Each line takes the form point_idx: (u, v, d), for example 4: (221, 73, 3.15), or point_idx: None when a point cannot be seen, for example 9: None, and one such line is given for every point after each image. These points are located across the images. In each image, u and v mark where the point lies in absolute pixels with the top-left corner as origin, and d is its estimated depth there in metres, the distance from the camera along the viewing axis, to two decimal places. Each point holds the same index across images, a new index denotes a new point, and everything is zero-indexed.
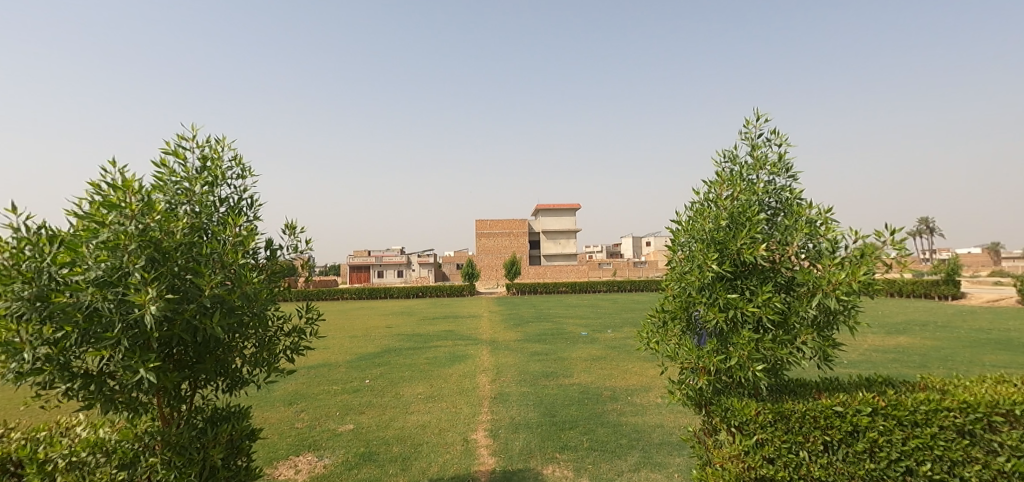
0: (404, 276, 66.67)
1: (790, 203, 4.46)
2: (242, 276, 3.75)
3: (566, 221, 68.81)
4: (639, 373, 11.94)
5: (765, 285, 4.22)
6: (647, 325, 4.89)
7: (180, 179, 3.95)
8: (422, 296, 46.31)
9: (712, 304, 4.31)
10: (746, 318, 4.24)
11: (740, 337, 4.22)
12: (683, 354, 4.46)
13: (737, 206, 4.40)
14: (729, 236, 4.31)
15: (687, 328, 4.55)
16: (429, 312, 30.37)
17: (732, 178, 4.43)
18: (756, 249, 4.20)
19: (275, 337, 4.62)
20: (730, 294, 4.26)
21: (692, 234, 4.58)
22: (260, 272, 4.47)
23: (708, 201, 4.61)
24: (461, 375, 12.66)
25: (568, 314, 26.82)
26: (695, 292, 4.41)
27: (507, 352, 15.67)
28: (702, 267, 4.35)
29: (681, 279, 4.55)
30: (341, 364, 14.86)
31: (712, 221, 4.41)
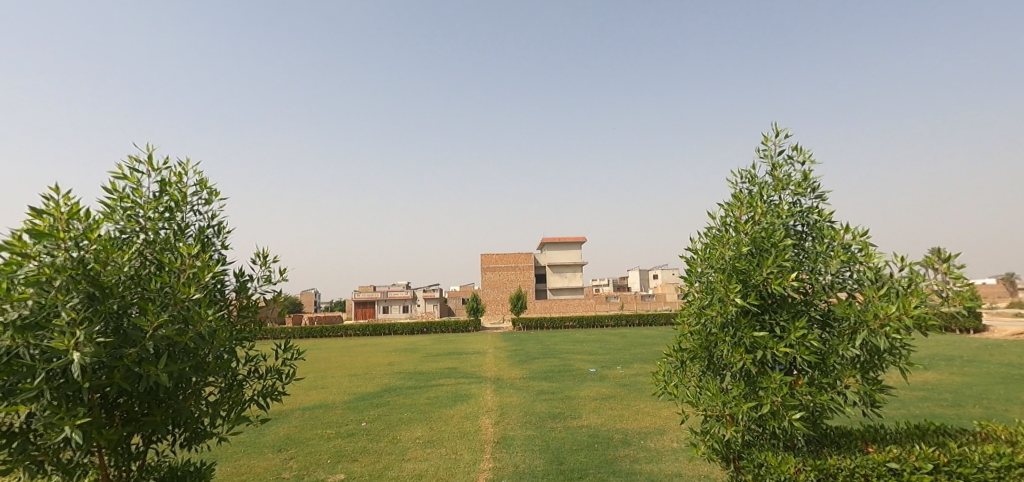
0: (409, 312, 65.97)
1: (820, 226, 3.85)
2: (195, 315, 3.25)
3: (572, 254, 68.29)
4: (651, 414, 11.26)
5: (799, 321, 3.55)
6: (663, 366, 4.32)
7: (130, 204, 3.60)
8: (426, 332, 45.56)
9: (737, 344, 3.64)
10: (777, 358, 3.59)
11: (772, 380, 3.60)
12: (707, 400, 3.82)
13: (761, 230, 3.72)
14: (753, 265, 3.63)
15: (712, 370, 3.90)
16: (433, 348, 29.67)
17: (753, 197, 3.76)
18: (790, 278, 3.49)
19: (242, 382, 4.10)
20: (758, 331, 3.58)
21: (712, 262, 3.85)
22: (226, 307, 4.03)
23: (725, 225, 3.92)
24: (463, 417, 11.97)
25: (577, 349, 26.07)
26: (717, 329, 3.72)
27: (512, 391, 14.96)
28: (723, 300, 3.65)
29: (699, 313, 3.89)
30: (338, 405, 14.20)
31: (732, 248, 3.73)
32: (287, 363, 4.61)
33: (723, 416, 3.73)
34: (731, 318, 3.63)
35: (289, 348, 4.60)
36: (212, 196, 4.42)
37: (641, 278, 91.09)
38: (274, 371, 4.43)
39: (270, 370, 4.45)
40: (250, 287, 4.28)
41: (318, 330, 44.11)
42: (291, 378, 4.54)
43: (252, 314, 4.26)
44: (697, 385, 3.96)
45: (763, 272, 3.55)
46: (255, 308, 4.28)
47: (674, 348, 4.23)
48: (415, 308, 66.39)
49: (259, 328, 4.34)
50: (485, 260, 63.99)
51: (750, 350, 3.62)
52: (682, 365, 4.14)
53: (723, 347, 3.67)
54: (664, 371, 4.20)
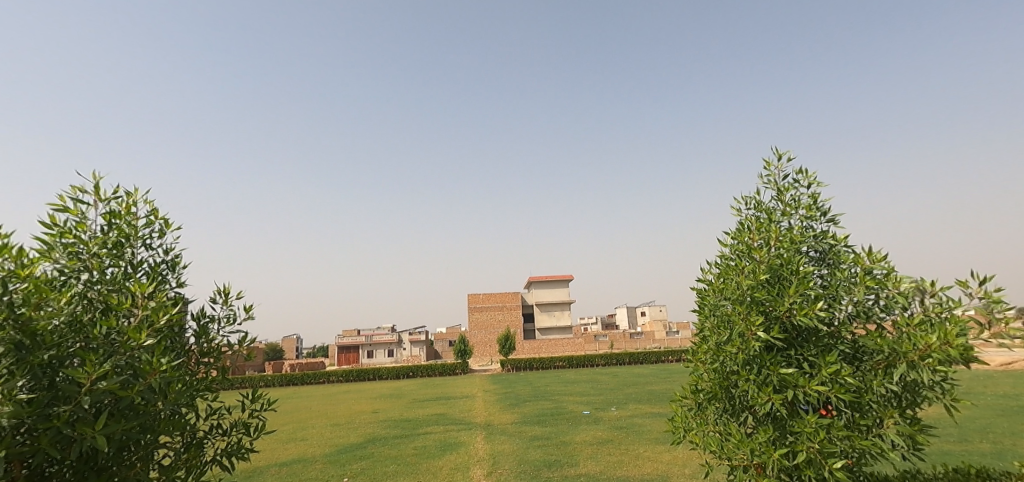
0: (394, 356, 64.47)
1: (837, 251, 3.47)
2: (146, 364, 2.73)
3: (559, 292, 67.79)
4: (652, 459, 10.71)
5: (829, 355, 3.12)
6: (679, 410, 3.85)
7: (72, 240, 3.17)
8: (412, 376, 44.37)
9: (763, 383, 3.21)
10: (809, 398, 3.13)
11: (804, 422, 3.15)
12: (731, 449, 3.36)
13: (776, 256, 3.31)
14: (774, 294, 3.23)
15: (735, 414, 3.44)
16: (420, 393, 28.66)
17: (764, 223, 3.38)
18: (817, 307, 3.08)
19: (200, 441, 3.52)
20: (786, 368, 3.15)
21: (727, 292, 3.43)
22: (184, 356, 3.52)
23: (736, 253, 3.52)
24: (452, 468, 11.26)
25: (568, 390, 25.33)
26: (738, 367, 3.28)
27: (504, 437, 14.24)
28: (744, 335, 3.22)
29: (715, 350, 3.46)
30: (319, 459, 13.37)
31: (750, 276, 3.32)
32: (255, 416, 4.00)
33: (751, 466, 3.28)
34: (754, 354, 3.20)
35: (258, 398, 4.00)
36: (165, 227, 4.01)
37: (629, 316, 90.58)
38: (241, 426, 3.83)
39: (237, 425, 3.84)
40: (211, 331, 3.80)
41: (300, 377, 42.71)
42: (260, 434, 3.93)
43: (214, 360, 3.76)
44: (718, 430, 3.52)
45: (785, 302, 3.14)
46: (217, 354, 3.78)
47: (689, 389, 3.79)
48: (400, 352, 64.90)
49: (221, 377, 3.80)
50: (472, 301, 63.28)
51: (778, 391, 3.19)
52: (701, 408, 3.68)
53: (746, 387, 3.24)
54: (681, 417, 3.74)
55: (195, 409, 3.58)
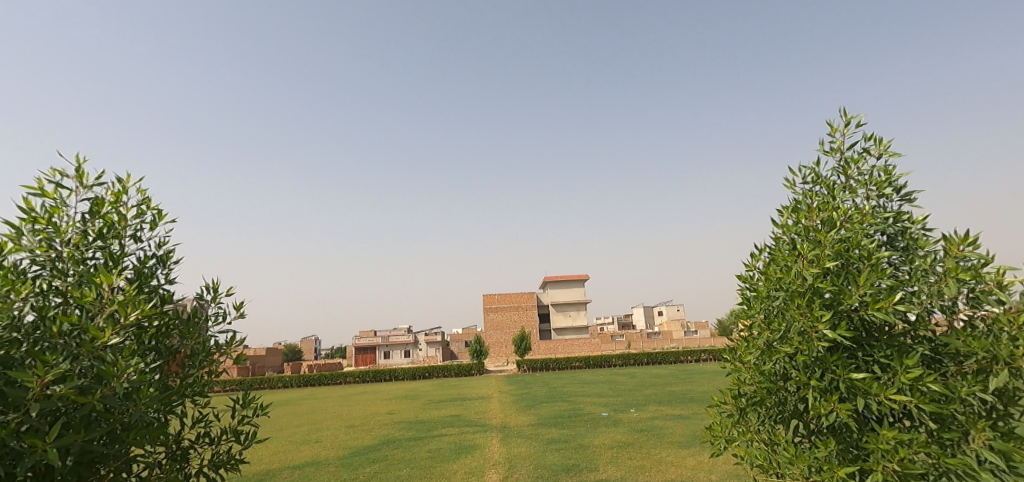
0: (410, 356, 64.36)
1: (913, 234, 2.86)
2: (107, 367, 2.33)
3: (576, 292, 67.19)
4: (675, 463, 10.25)
5: (909, 356, 2.53)
6: (720, 417, 3.38)
7: (44, 225, 2.80)
8: (428, 377, 44.21)
9: (827, 390, 2.66)
10: (883, 408, 2.55)
11: (875, 436, 2.57)
12: (783, 463, 2.84)
13: (842, 239, 2.73)
14: (841, 282, 2.66)
15: (788, 422, 2.96)
16: (436, 394, 28.38)
17: (828, 200, 2.82)
18: (896, 301, 2.51)
19: (184, 452, 3.13)
20: (855, 372, 2.58)
21: (781, 282, 2.89)
22: (166, 358, 3.12)
23: (791, 236, 2.98)
24: (467, 472, 10.88)
25: (586, 391, 24.84)
26: (796, 370, 2.73)
27: (520, 440, 13.86)
28: (805, 332, 2.68)
29: (764, 350, 2.96)
30: (332, 461, 13.09)
31: (812, 262, 2.74)
32: (246, 422, 3.60)
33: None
34: (816, 356, 2.65)
35: (250, 402, 3.62)
36: (157, 219, 3.67)
37: (647, 316, 89.65)
38: (231, 434, 3.44)
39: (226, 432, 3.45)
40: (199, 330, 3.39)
41: (316, 378, 42.76)
42: (252, 441, 3.54)
43: (202, 362, 3.36)
44: (766, 440, 3.06)
45: (855, 294, 2.57)
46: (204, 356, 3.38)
47: (731, 393, 3.33)
48: (416, 353, 64.80)
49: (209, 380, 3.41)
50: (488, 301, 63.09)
51: (844, 398, 2.63)
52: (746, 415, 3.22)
53: (804, 393, 2.69)
54: (723, 424, 3.27)
55: (177, 415, 3.19)
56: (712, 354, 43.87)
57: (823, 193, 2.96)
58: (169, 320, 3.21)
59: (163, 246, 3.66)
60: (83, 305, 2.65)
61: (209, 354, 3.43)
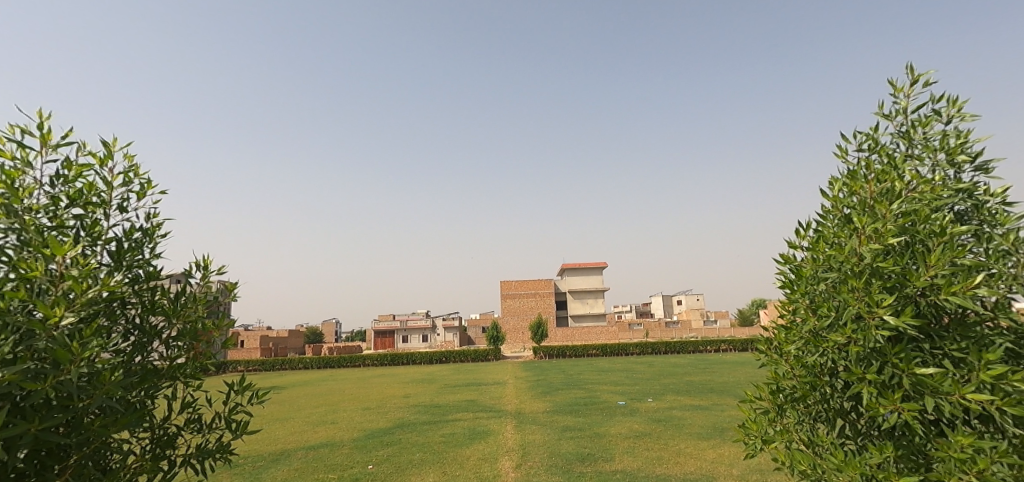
0: (428, 341, 64.73)
1: (993, 208, 2.45)
2: (59, 349, 2.04)
3: (594, 280, 66.74)
4: (693, 456, 9.93)
5: (992, 351, 2.14)
6: (755, 415, 3.06)
7: (7, 190, 2.47)
8: (445, 362, 44.40)
9: (889, 386, 2.31)
10: (953, 410, 2.18)
11: (945, 444, 2.21)
12: (832, 470, 2.51)
13: (909, 213, 2.35)
14: (906, 262, 2.28)
15: (835, 422, 2.63)
16: (452, 378, 28.37)
17: (889, 170, 2.46)
18: (977, 284, 2.14)
19: (172, 439, 2.85)
20: (922, 367, 2.22)
21: (832, 261, 2.54)
22: (147, 339, 2.79)
23: (845, 210, 2.60)
24: (480, 458, 10.69)
25: (602, 379, 24.54)
26: (852, 363, 2.37)
27: (535, 426, 13.68)
28: (863, 319, 2.32)
29: (810, 339, 2.62)
30: (346, 443, 13.04)
31: (872, 239, 2.37)
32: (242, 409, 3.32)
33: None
34: (873, 347, 2.30)
35: (245, 388, 3.35)
36: (143, 190, 3.39)
37: (665, 305, 88.86)
38: (223, 421, 3.14)
39: (218, 419, 3.18)
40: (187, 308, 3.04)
41: (336, 360, 43.21)
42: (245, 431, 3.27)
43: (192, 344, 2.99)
44: (812, 442, 2.74)
45: (924, 276, 2.21)
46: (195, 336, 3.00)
47: (768, 388, 3.00)
48: (434, 338, 65.12)
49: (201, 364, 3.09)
50: (505, 287, 63.07)
51: (909, 398, 2.27)
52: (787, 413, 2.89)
53: (858, 389, 2.34)
54: (761, 423, 2.95)
55: (162, 400, 2.89)
56: (731, 345, 43.25)
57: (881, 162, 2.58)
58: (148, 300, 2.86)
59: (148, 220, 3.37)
60: (33, 277, 2.24)
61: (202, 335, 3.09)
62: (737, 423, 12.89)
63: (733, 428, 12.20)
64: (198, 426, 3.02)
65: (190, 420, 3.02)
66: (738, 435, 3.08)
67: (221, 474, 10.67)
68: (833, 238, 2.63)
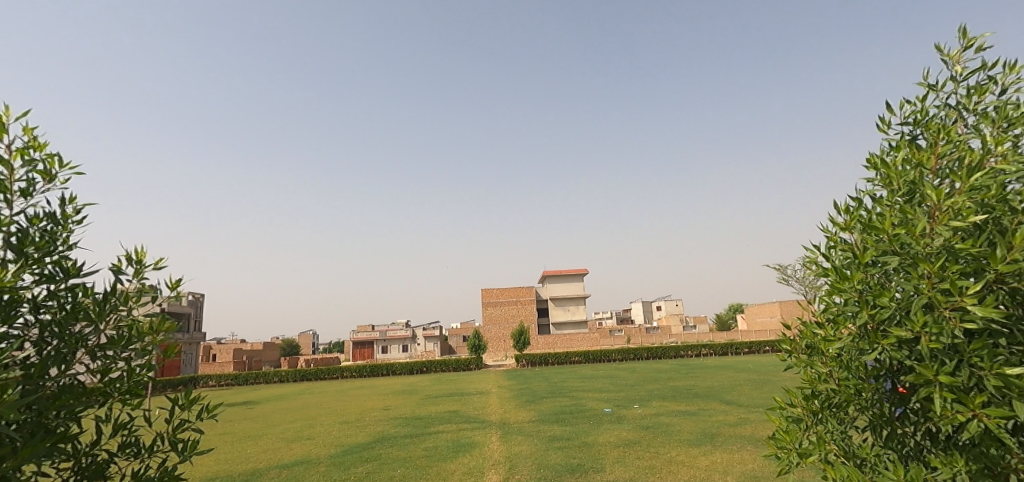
0: (408, 351, 63.68)
1: None
2: None
3: (575, 287, 66.58)
4: (687, 464, 9.60)
5: None
6: (788, 421, 2.83)
7: None
8: (426, 372, 43.63)
9: (965, 389, 2.07)
10: None
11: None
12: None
13: (984, 188, 2.11)
14: (986, 243, 2.04)
15: (880, 427, 2.45)
16: (433, 389, 27.74)
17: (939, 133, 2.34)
18: None
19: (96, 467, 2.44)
20: (1008, 365, 1.98)
21: (892, 246, 2.29)
22: (71, 353, 2.55)
23: (906, 189, 2.37)
24: (466, 473, 10.21)
25: (587, 386, 24.21)
26: (920, 362, 2.12)
27: (521, 437, 13.23)
28: (938, 312, 2.07)
29: (861, 337, 2.39)
30: (322, 460, 12.43)
31: (944, 220, 2.13)
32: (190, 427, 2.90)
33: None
34: (948, 342, 2.05)
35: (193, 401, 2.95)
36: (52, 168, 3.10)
37: (645, 310, 89.21)
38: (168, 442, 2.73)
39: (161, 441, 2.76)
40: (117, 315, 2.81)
41: (313, 373, 42.06)
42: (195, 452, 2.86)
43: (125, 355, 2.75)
44: (851, 452, 2.55)
45: (1008, 260, 1.96)
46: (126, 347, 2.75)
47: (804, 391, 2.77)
48: (414, 348, 64.16)
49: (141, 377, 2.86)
50: (486, 295, 62.57)
51: (988, 403, 2.04)
52: (822, 420, 2.68)
53: (928, 392, 2.10)
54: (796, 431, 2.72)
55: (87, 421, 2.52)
56: (712, 349, 43.36)
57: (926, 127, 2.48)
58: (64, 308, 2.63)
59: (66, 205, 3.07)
60: None
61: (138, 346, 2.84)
62: (727, 428, 12.64)
63: (724, 434, 11.93)
64: (135, 451, 2.61)
65: (125, 444, 2.60)
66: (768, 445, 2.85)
67: None
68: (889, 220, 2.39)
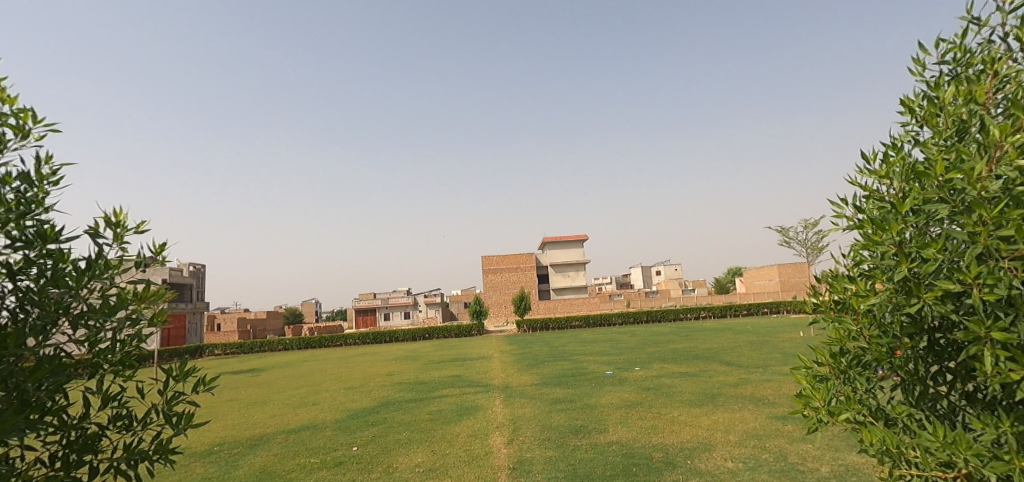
0: (410, 318, 64.17)
1: None
2: None
3: (575, 252, 66.67)
4: (689, 423, 9.70)
5: None
6: (808, 382, 2.81)
7: None
8: (429, 338, 44.10)
9: (1017, 347, 1.99)
10: None
11: None
12: (927, 446, 2.26)
13: None
14: None
15: (911, 387, 2.42)
16: (435, 354, 28.03)
17: (986, 66, 2.28)
18: None
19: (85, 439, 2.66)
20: None
21: (939, 192, 2.18)
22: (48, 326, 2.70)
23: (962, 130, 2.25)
24: (470, 435, 10.33)
25: (588, 350, 24.46)
26: (972, 318, 2.04)
27: (523, 400, 13.38)
28: (992, 262, 1.98)
29: (897, 292, 2.31)
30: (328, 425, 12.59)
31: (1004, 161, 2.00)
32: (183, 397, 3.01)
33: (958, 478, 2.18)
34: (1005, 295, 1.96)
35: (186, 374, 3.07)
36: (24, 123, 3.08)
37: (645, 274, 89.71)
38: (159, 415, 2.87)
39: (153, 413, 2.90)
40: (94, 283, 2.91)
41: (317, 340, 42.43)
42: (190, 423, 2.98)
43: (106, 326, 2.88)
44: (878, 411, 2.55)
45: None
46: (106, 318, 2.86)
47: (829, 351, 2.74)
48: (416, 315, 64.73)
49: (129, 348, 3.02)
50: (486, 262, 62.76)
51: None
52: (848, 379, 2.66)
53: (978, 349, 2.03)
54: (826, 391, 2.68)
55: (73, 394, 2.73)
56: (712, 311, 43.70)
57: (969, 65, 2.44)
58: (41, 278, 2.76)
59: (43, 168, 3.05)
60: None
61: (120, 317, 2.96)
62: (728, 388, 12.76)
63: (725, 394, 12.04)
64: (126, 424, 2.77)
65: (117, 417, 2.76)
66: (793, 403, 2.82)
67: (197, 463, 10.18)
68: (933, 164, 2.28)
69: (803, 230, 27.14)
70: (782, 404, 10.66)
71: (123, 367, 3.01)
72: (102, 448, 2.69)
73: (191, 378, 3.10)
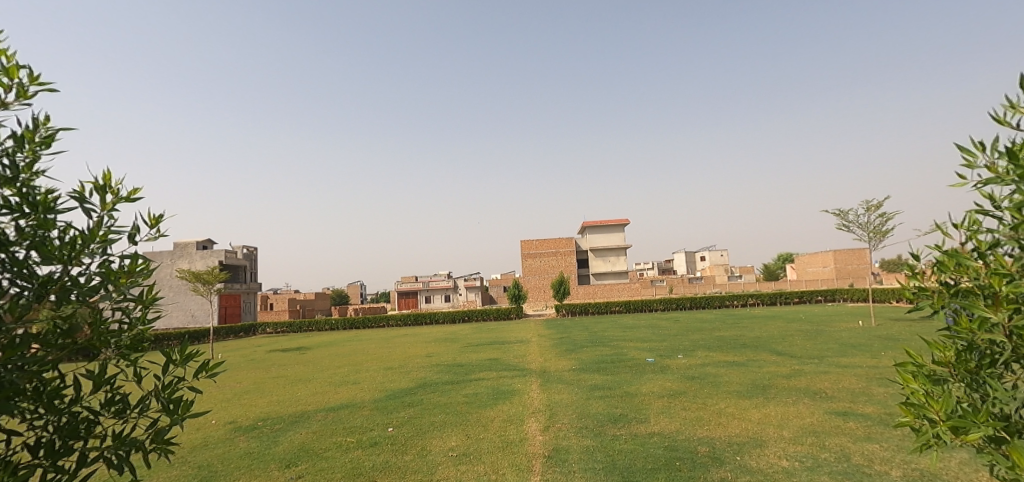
0: (450, 301, 64.83)
1: None
2: None
3: (616, 237, 65.51)
4: (737, 416, 9.13)
5: None
6: (920, 385, 2.56)
7: None
8: (467, 321, 44.28)
9: None
10: None
11: None
12: None
13: None
14: None
15: None
16: (474, 337, 28.00)
17: None
18: None
19: (75, 425, 2.40)
20: None
21: None
22: (36, 302, 2.43)
23: None
24: (505, 420, 10.05)
25: (628, 336, 23.86)
26: None
27: (561, 386, 13.01)
28: None
29: None
30: (366, 404, 12.58)
31: None
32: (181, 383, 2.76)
33: None
34: None
35: (187, 358, 2.87)
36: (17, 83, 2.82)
37: (688, 259, 87.64)
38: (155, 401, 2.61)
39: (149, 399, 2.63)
40: (90, 254, 2.64)
41: (360, 321, 43.28)
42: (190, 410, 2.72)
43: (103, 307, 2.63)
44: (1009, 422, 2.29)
45: None
46: (101, 296, 2.60)
47: (954, 351, 2.52)
48: (456, 298, 65.33)
49: (126, 330, 2.76)
50: (526, 246, 62.55)
51: None
52: (973, 383, 2.43)
53: None
54: (947, 397, 2.41)
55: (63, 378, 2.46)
56: (759, 299, 42.11)
57: None
58: (29, 248, 2.49)
59: (40, 131, 2.81)
60: None
61: (114, 295, 2.69)
62: (779, 380, 12.04)
63: (776, 386, 11.34)
64: (120, 410, 2.51)
65: (111, 402, 2.51)
66: (901, 412, 2.56)
67: (238, 438, 10.29)
68: None
69: (864, 213, 25.51)
70: (841, 399, 9.90)
71: (129, 350, 2.79)
72: (92, 436, 2.43)
73: (192, 362, 2.89)
